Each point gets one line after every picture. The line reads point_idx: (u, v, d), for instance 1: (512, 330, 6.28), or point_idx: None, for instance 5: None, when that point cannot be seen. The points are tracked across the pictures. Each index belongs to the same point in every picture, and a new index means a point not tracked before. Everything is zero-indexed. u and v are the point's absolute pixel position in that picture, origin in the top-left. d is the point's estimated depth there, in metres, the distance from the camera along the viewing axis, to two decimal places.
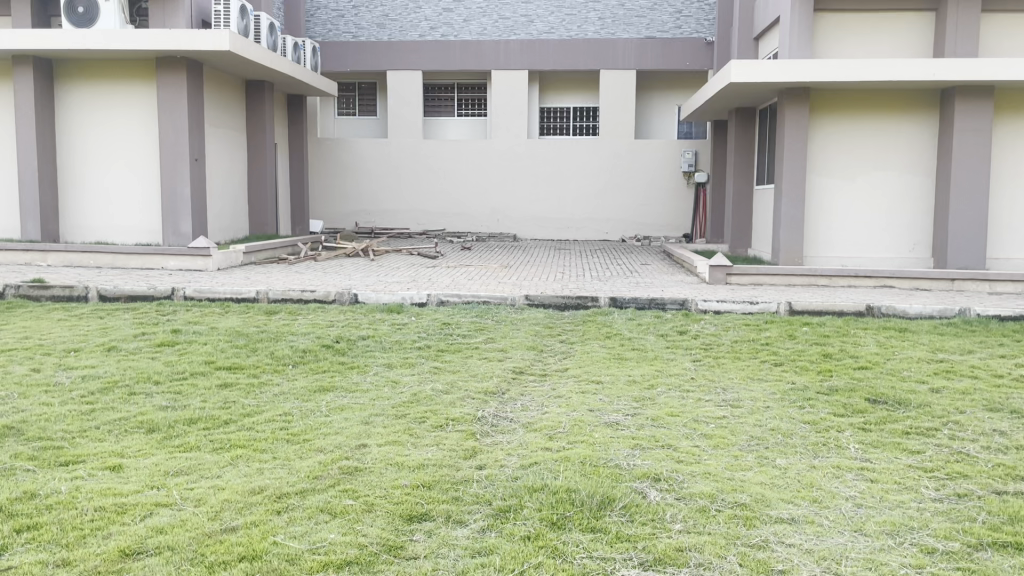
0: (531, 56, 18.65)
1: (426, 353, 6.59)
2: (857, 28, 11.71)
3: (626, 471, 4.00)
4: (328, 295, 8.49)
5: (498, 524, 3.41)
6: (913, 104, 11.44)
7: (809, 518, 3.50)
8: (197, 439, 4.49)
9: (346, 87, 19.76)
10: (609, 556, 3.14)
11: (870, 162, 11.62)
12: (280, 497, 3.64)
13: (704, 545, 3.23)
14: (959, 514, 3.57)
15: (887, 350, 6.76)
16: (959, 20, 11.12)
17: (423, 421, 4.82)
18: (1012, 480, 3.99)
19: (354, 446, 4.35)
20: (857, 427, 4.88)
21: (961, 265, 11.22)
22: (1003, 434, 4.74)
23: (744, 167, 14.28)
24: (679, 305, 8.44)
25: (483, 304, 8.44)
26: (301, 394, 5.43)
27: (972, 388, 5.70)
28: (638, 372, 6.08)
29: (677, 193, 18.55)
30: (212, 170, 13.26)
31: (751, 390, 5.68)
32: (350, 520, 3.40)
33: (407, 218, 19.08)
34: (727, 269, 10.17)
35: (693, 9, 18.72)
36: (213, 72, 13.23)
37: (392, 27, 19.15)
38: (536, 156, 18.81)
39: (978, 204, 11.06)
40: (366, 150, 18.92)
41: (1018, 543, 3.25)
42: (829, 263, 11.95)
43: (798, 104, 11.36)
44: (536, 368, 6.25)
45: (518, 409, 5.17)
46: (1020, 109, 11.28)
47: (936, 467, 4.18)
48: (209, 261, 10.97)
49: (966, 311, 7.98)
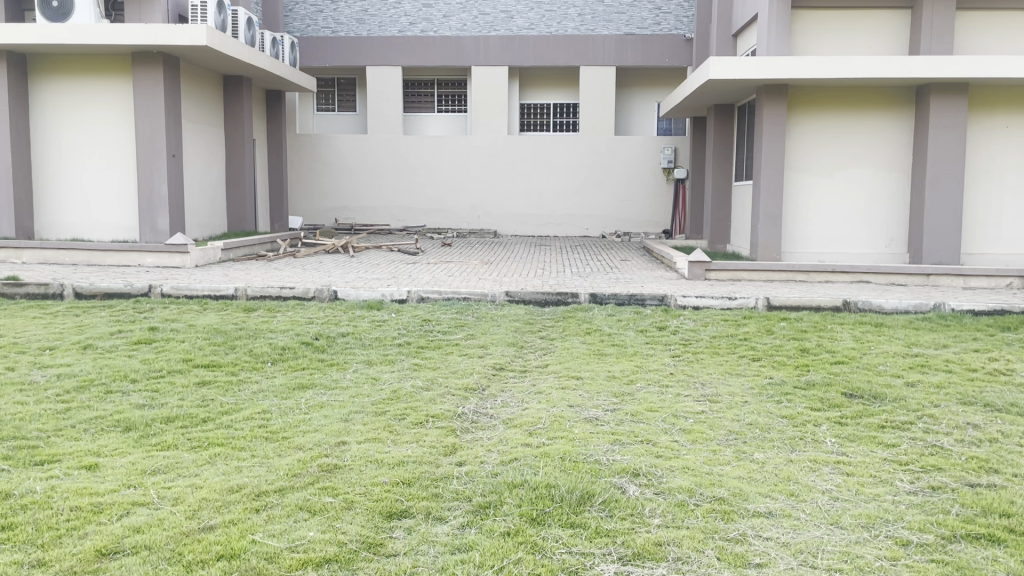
0: (510, 52, 18.63)
1: (406, 349, 6.59)
2: (834, 26, 11.80)
3: (606, 466, 4.02)
4: (307, 292, 8.45)
5: (478, 520, 3.41)
6: (888, 101, 11.56)
7: (785, 512, 3.53)
8: (173, 437, 4.45)
9: (326, 83, 19.67)
10: (588, 551, 3.15)
11: (848, 158, 11.73)
12: (258, 495, 3.63)
13: (683, 540, 3.25)
14: (933, 506, 3.62)
15: (863, 345, 6.84)
16: (935, 18, 11.24)
17: (403, 418, 4.81)
18: (985, 473, 4.04)
19: (334, 443, 4.34)
20: (833, 420, 4.95)
21: (936, 261, 11.31)
22: (977, 427, 4.81)
23: (723, 163, 14.38)
24: (658, 301, 8.47)
25: (464, 300, 8.45)
26: (280, 391, 5.40)
27: (947, 381, 5.79)
28: (617, 368, 6.10)
29: (658, 189, 18.62)
30: (189, 166, 13.13)
31: (729, 385, 5.72)
32: (330, 518, 3.39)
33: (386, 213, 19.00)
34: (706, 265, 10.25)
35: (673, 5, 18.76)
36: (191, 67, 13.12)
37: (371, 23, 19.02)
38: (516, 152, 18.78)
39: (955, 198, 11.17)
40: (345, 145, 18.81)
41: (992, 535, 3.30)
42: (807, 259, 12.04)
43: (776, 101, 11.42)
44: (516, 364, 6.27)
45: (498, 405, 5.18)
46: (993, 106, 11.45)
47: (911, 460, 4.23)
48: (187, 258, 10.88)
49: (941, 305, 8.10)
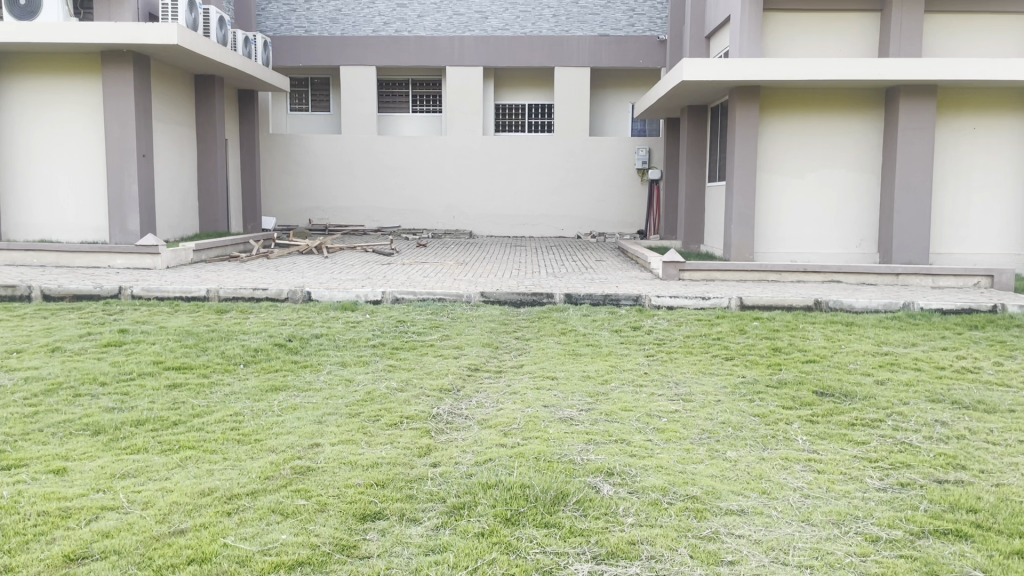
0: (485, 52, 18.65)
1: (380, 350, 6.56)
2: (805, 28, 11.92)
3: (580, 465, 4.03)
4: (280, 293, 8.38)
5: (453, 521, 3.40)
6: (859, 102, 11.71)
7: (758, 510, 3.57)
8: (143, 441, 4.39)
9: (299, 83, 19.55)
10: (562, 551, 3.16)
11: (819, 159, 11.86)
12: (230, 498, 3.59)
13: (656, 538, 3.27)
14: (902, 502, 3.67)
15: (834, 344, 6.91)
16: (903, 22, 11.39)
17: (377, 420, 4.80)
18: (953, 470, 4.10)
19: (307, 445, 4.31)
20: (805, 418, 4.99)
21: (905, 260, 11.47)
22: (945, 424, 4.88)
23: (697, 164, 14.48)
24: (633, 301, 8.51)
25: (439, 301, 8.45)
26: (252, 393, 5.36)
27: (916, 379, 5.87)
28: (592, 368, 6.12)
29: (632, 190, 18.72)
30: (160, 167, 12.98)
31: (703, 384, 5.77)
32: (302, 521, 3.37)
33: (360, 214, 18.91)
34: (680, 265, 10.32)
35: (646, 7, 18.81)
36: (162, 67, 12.96)
37: (345, 22, 18.87)
38: (491, 153, 18.77)
39: (923, 199, 11.33)
40: (319, 146, 18.70)
41: (959, 531, 3.35)
42: (779, 259, 12.15)
43: (749, 103, 11.52)
44: (491, 364, 6.27)
45: (473, 406, 5.17)
46: (960, 108, 11.64)
47: (880, 457, 4.29)
48: (158, 259, 10.74)
49: (911, 304, 8.22)
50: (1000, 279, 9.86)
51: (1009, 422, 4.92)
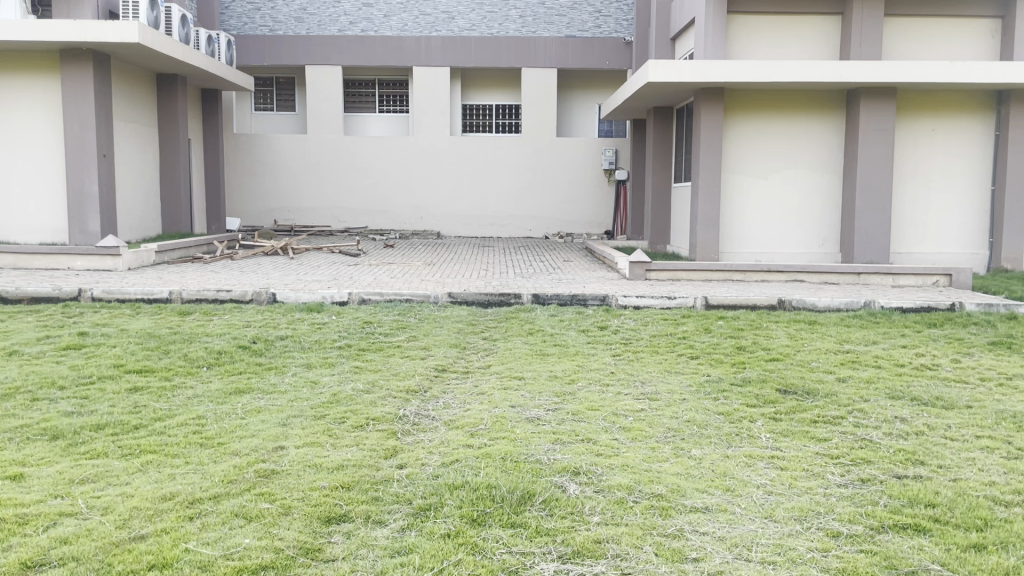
0: (452, 53, 18.60)
1: (347, 352, 6.51)
2: (768, 31, 12.08)
3: (547, 465, 4.04)
4: (244, 295, 8.29)
5: (418, 523, 3.39)
6: (821, 105, 11.89)
7: (722, 507, 3.60)
8: (103, 445, 4.31)
9: (263, 82, 19.34)
10: (528, 550, 3.16)
11: (783, 161, 12.01)
12: (192, 502, 3.54)
13: (622, 536, 3.29)
14: (863, 498, 3.73)
15: (796, 342, 7.00)
16: (863, 25, 11.58)
17: (343, 422, 4.76)
18: (912, 465, 4.17)
19: (271, 448, 4.26)
20: (768, 416, 5.05)
21: (866, 260, 11.67)
22: (904, 420, 4.97)
23: (663, 165, 14.59)
24: (599, 301, 8.55)
25: (406, 301, 8.42)
26: (216, 396, 5.29)
27: (876, 376, 5.97)
28: (559, 368, 6.13)
29: (599, 190, 18.84)
30: (121, 167, 12.77)
31: (668, 383, 5.82)
32: (266, 524, 3.34)
33: (327, 214, 18.78)
34: (647, 265, 10.40)
35: (612, 8, 18.97)
36: (123, 65, 12.76)
37: (311, 21, 18.74)
38: (458, 153, 18.75)
39: (883, 200, 11.54)
40: (285, 145, 18.53)
41: (917, 525, 3.41)
42: (744, 259, 12.27)
43: (713, 104, 11.63)
44: (459, 365, 6.25)
45: (440, 407, 5.15)
46: (918, 110, 11.87)
47: (842, 453, 4.36)
48: (119, 261, 10.55)
49: (872, 303, 8.37)
50: (959, 278, 10.10)
51: (966, 418, 5.02)
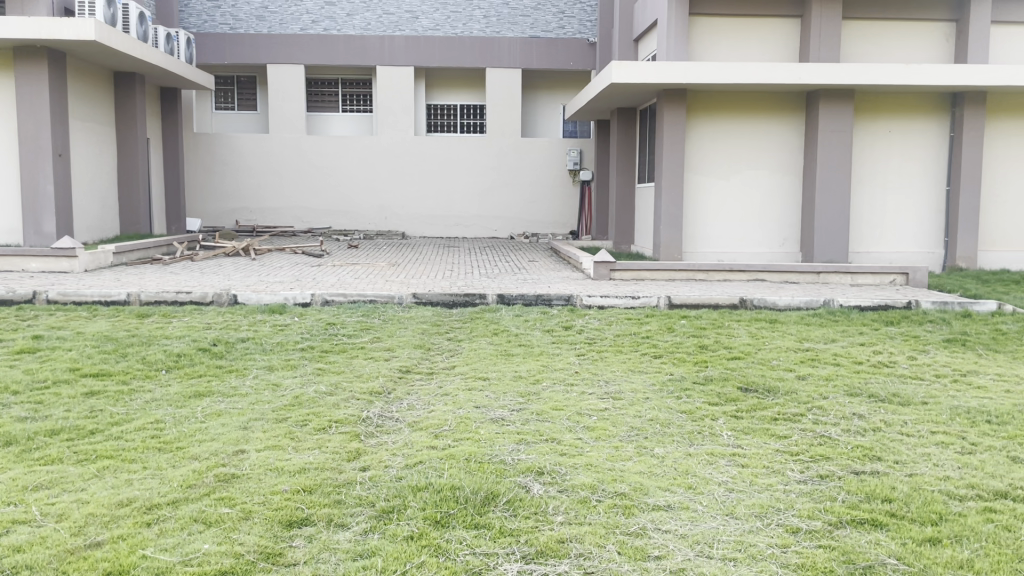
0: (416, 53, 18.55)
1: (309, 354, 6.46)
2: (730, 33, 12.20)
3: (510, 465, 4.04)
4: (204, 296, 8.19)
5: (381, 526, 3.37)
6: (781, 107, 12.05)
7: (684, 505, 3.63)
8: (58, 451, 4.22)
9: (224, 80, 19.09)
10: (492, 551, 3.16)
11: (745, 162, 12.15)
12: (150, 508, 3.48)
13: (585, 535, 3.30)
14: (821, 494, 3.79)
15: (757, 341, 7.09)
16: (822, 29, 11.76)
17: (305, 424, 4.71)
18: (869, 461, 4.24)
19: (231, 452, 4.21)
20: (729, 414, 5.11)
21: (826, 259, 11.86)
22: (862, 417, 5.06)
23: (626, 165, 14.67)
24: (564, 301, 8.57)
25: (370, 302, 8.36)
26: (175, 400, 5.21)
27: (835, 374, 6.07)
28: (524, 367, 6.14)
29: (564, 191, 18.91)
30: (77, 167, 12.52)
31: (632, 382, 5.85)
32: (226, 529, 3.29)
33: (290, 215, 18.60)
34: (611, 265, 10.46)
35: (576, 9, 18.93)
36: (79, 63, 12.51)
37: (272, 20, 18.47)
38: (423, 153, 18.68)
39: (841, 201, 11.74)
40: (246, 145, 18.32)
41: (874, 520, 3.47)
42: (706, 258, 12.39)
43: (676, 106, 11.73)
44: (423, 366, 6.22)
45: (404, 409, 5.13)
46: (875, 112, 12.09)
47: (801, 450, 4.42)
48: (75, 263, 10.34)
49: (831, 302, 8.49)
50: (914, 276, 10.30)
51: (922, 414, 5.13)
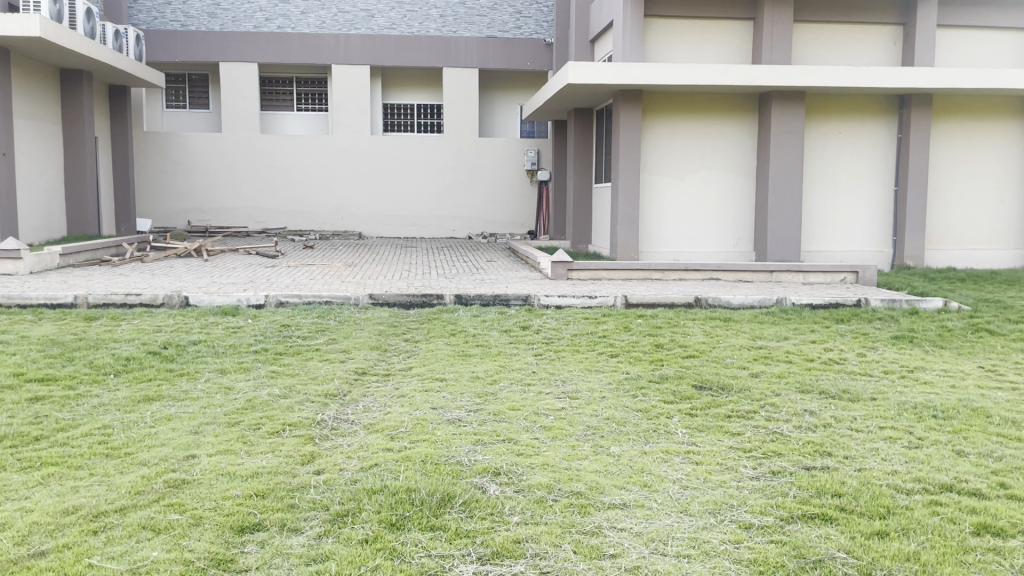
0: (372, 52, 18.41)
1: (262, 356, 6.37)
2: (685, 35, 12.32)
3: (467, 467, 4.02)
4: (155, 299, 8.04)
5: (336, 529, 3.33)
6: (735, 108, 12.23)
7: (639, 503, 3.65)
8: (0, 459, 4.10)
9: (175, 78, 18.75)
10: (447, 553, 3.15)
11: (699, 163, 12.30)
12: (97, 516, 3.40)
13: (541, 535, 3.30)
14: (773, 489, 3.84)
15: (712, 339, 7.17)
16: (774, 32, 11.95)
17: (258, 428, 4.64)
18: (819, 457, 4.32)
19: (181, 457, 4.13)
20: (684, 412, 5.16)
21: (779, 258, 12.05)
22: (813, 413, 5.15)
23: (583, 166, 14.74)
24: (522, 301, 8.58)
25: (326, 304, 8.27)
26: (123, 405, 5.09)
27: (787, 371, 6.17)
28: (481, 368, 6.13)
29: (521, 191, 18.94)
30: (22, 166, 12.19)
31: (589, 381, 5.88)
32: (175, 536, 3.23)
33: (244, 215, 18.33)
34: (568, 265, 10.50)
35: (533, 9, 18.92)
36: (24, 60, 12.20)
37: (224, 17, 18.19)
38: (379, 153, 18.56)
39: (793, 201, 11.95)
40: (199, 144, 18.02)
41: (824, 515, 3.53)
42: (662, 258, 12.50)
43: (631, 107, 11.83)
44: (379, 368, 6.18)
45: (359, 411, 5.09)
46: (826, 113, 12.32)
47: (754, 446, 4.48)
48: (20, 265, 10.06)
49: (783, 300, 8.64)
50: (864, 275, 10.52)
51: (870, 409, 5.24)
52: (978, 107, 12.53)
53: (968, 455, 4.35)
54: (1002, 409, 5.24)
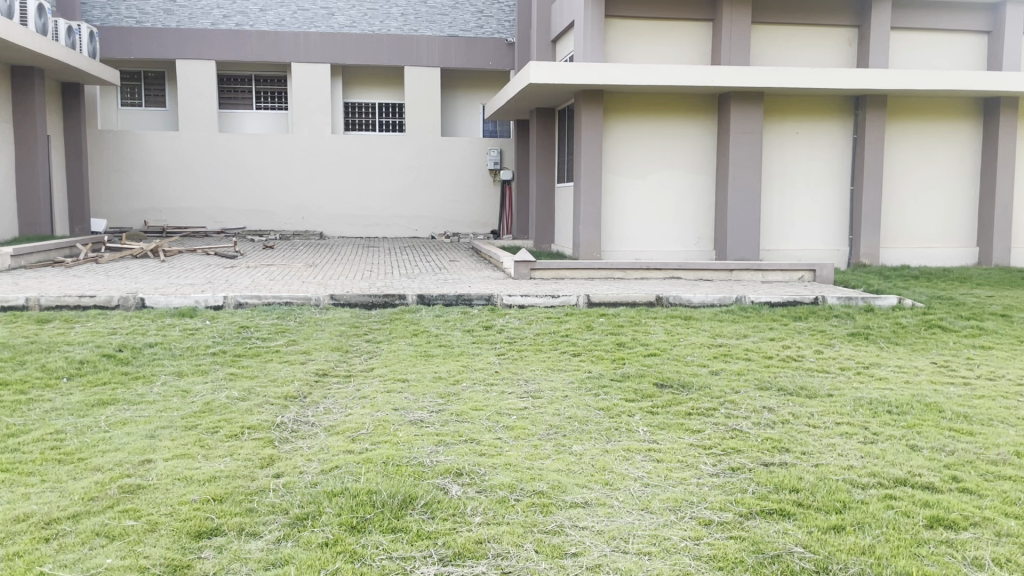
0: (332, 50, 18.24)
1: (221, 358, 6.27)
2: (645, 36, 12.41)
3: (429, 467, 4.00)
4: (110, 300, 7.90)
5: (295, 533, 3.29)
6: (694, 109, 12.35)
7: (600, 501, 3.67)
8: None
9: (131, 75, 18.41)
10: (408, 555, 3.13)
11: (660, 162, 12.40)
12: (49, 523, 3.32)
13: (503, 535, 3.30)
14: (732, 486, 3.89)
15: (673, 337, 7.23)
16: (733, 33, 12.09)
17: (216, 431, 4.58)
18: (778, 453, 4.38)
19: (137, 462, 4.05)
20: (645, 410, 5.19)
21: (738, 256, 12.19)
22: (771, 410, 5.22)
23: (545, 165, 14.77)
24: (485, 301, 8.57)
25: (286, 305, 8.18)
26: (76, 409, 4.98)
27: (746, 368, 6.24)
28: (444, 368, 6.11)
29: (484, 190, 18.92)
30: None
31: (551, 380, 5.89)
32: (130, 543, 3.17)
33: (203, 215, 18.06)
34: (531, 264, 10.52)
35: (494, 9, 19.03)
36: None
37: (181, 14, 17.92)
38: (340, 152, 18.40)
39: (752, 201, 12.10)
40: (156, 143, 17.72)
41: (782, 510, 3.58)
42: (624, 257, 12.57)
43: (593, 107, 11.88)
44: (340, 369, 6.12)
45: (320, 413, 5.03)
46: (784, 114, 12.50)
47: (714, 443, 4.52)
48: None
49: (742, 298, 8.74)
50: (821, 273, 10.67)
51: (828, 405, 5.32)
52: (931, 108, 12.81)
53: (921, 449, 4.44)
54: (954, 404, 5.37)
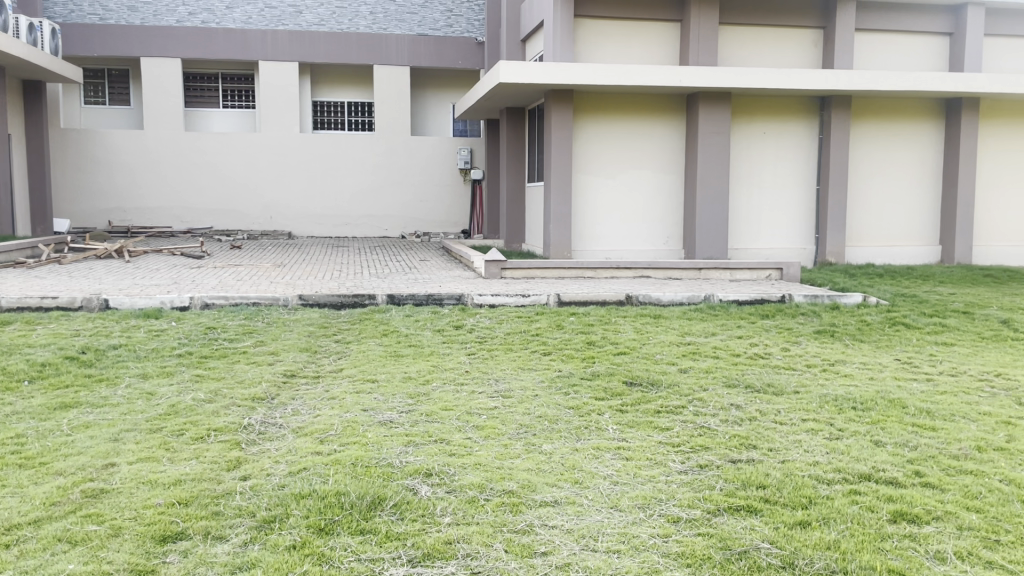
0: (300, 48, 18.08)
1: (186, 360, 6.19)
2: (614, 36, 12.47)
3: (398, 468, 3.98)
4: (73, 301, 7.76)
5: (262, 536, 3.26)
6: (663, 109, 12.42)
7: (570, 500, 3.68)
8: None
9: (94, 73, 18.12)
10: (377, 556, 3.11)
11: (629, 162, 12.46)
12: (9, 529, 3.26)
13: (472, 535, 3.30)
14: (701, 483, 3.92)
15: (642, 336, 7.27)
16: (701, 33, 12.19)
17: (181, 434, 4.52)
18: (745, 450, 4.42)
19: (100, 466, 3.98)
20: (614, 408, 5.22)
21: (707, 255, 12.29)
22: (739, 407, 5.27)
23: (515, 165, 14.77)
24: (455, 301, 8.55)
25: (254, 305, 8.10)
26: (37, 412, 4.89)
27: (715, 366, 6.29)
28: (414, 368, 6.09)
29: (454, 190, 18.88)
30: None
31: (521, 379, 5.90)
32: (93, 548, 3.12)
33: (169, 215, 17.82)
34: (501, 263, 10.51)
35: (463, 8, 19.12)
36: None
37: (145, 10, 17.78)
38: (309, 151, 18.25)
39: (720, 200, 12.21)
40: (120, 142, 17.45)
41: (749, 506, 3.61)
42: (594, 256, 12.62)
43: (562, 107, 11.91)
44: (308, 370, 6.08)
45: (288, 414, 4.99)
46: (751, 114, 12.62)
47: (682, 441, 4.56)
48: None
49: (711, 297, 8.82)
50: (788, 271, 10.82)
51: (794, 402, 5.38)
52: (895, 108, 13.01)
53: (885, 445, 4.51)
54: (917, 399, 5.46)
